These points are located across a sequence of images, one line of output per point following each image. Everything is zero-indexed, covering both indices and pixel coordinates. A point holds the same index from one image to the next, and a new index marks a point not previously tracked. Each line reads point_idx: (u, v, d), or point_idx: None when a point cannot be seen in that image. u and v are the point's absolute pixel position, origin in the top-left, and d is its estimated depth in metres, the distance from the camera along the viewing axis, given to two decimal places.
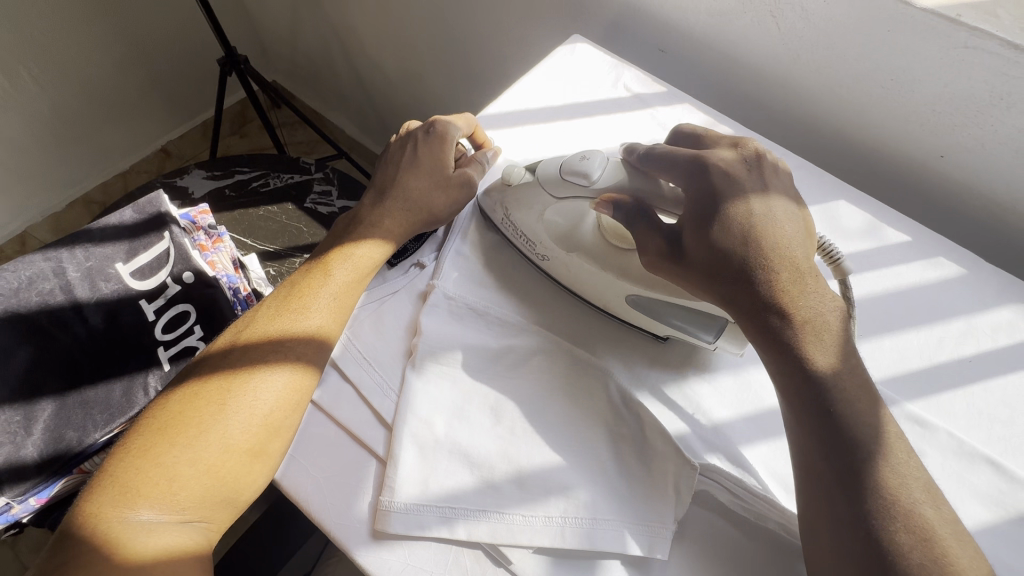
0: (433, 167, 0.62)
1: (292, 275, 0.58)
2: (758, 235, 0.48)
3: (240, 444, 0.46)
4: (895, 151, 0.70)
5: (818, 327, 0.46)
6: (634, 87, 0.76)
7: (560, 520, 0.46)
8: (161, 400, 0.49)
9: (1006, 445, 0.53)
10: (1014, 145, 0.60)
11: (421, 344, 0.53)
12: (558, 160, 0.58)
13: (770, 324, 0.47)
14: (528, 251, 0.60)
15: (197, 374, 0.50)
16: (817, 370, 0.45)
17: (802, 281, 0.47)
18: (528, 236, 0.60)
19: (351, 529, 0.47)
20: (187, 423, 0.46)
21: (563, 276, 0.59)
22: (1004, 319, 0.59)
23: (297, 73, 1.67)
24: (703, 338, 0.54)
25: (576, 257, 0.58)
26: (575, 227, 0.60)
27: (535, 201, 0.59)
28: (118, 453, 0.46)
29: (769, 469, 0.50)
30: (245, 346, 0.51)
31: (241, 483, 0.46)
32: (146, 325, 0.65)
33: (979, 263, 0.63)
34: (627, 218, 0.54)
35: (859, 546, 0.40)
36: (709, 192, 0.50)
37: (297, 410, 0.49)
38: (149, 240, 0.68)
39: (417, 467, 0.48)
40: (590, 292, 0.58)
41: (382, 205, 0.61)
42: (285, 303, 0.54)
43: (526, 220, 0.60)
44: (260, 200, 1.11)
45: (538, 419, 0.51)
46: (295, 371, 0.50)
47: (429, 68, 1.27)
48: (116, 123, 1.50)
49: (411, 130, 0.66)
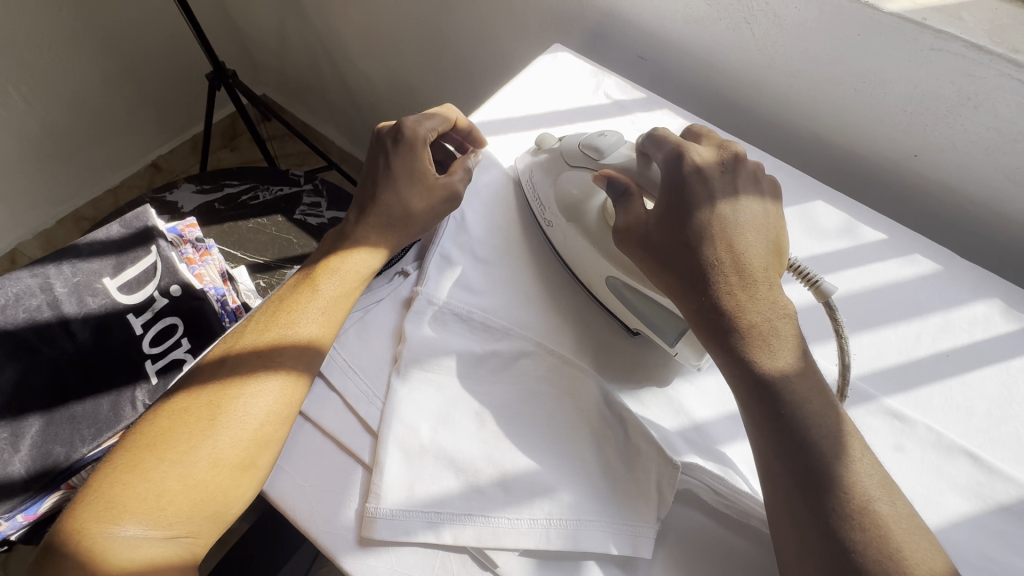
0: (410, 171, 0.62)
1: (281, 289, 0.58)
2: (710, 241, 0.50)
3: (230, 458, 0.47)
4: (871, 151, 0.71)
5: (766, 332, 0.47)
6: (615, 94, 0.77)
7: (544, 521, 0.46)
8: (149, 415, 0.50)
9: (984, 437, 0.54)
10: (983, 143, 0.62)
11: (407, 350, 0.54)
12: (579, 137, 0.62)
13: (717, 323, 0.48)
14: (539, 215, 0.64)
15: (186, 390, 0.50)
16: (763, 371, 0.46)
17: (751, 286, 0.48)
18: (541, 200, 0.64)
19: (338, 537, 0.47)
20: (176, 439, 0.47)
21: (561, 244, 0.62)
22: (979, 314, 0.61)
23: (286, 86, 1.68)
24: (665, 337, 0.54)
25: (573, 229, 0.60)
26: (583, 200, 0.61)
27: (553, 169, 0.64)
28: (106, 468, 0.46)
29: (752, 467, 0.50)
30: (234, 360, 0.51)
31: (230, 497, 0.46)
32: (134, 339, 0.65)
33: (954, 259, 0.64)
34: (617, 194, 0.56)
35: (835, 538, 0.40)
36: (670, 190, 0.53)
37: (286, 424, 0.50)
38: (136, 254, 0.69)
39: (403, 474, 0.48)
40: (579, 265, 0.60)
41: (365, 215, 0.62)
42: (273, 318, 0.54)
43: (542, 186, 0.64)
44: (249, 213, 1.12)
45: (523, 422, 0.51)
46: (287, 382, 0.50)
47: (417, 79, 1.28)
48: (107, 140, 1.50)
49: (381, 134, 0.65)
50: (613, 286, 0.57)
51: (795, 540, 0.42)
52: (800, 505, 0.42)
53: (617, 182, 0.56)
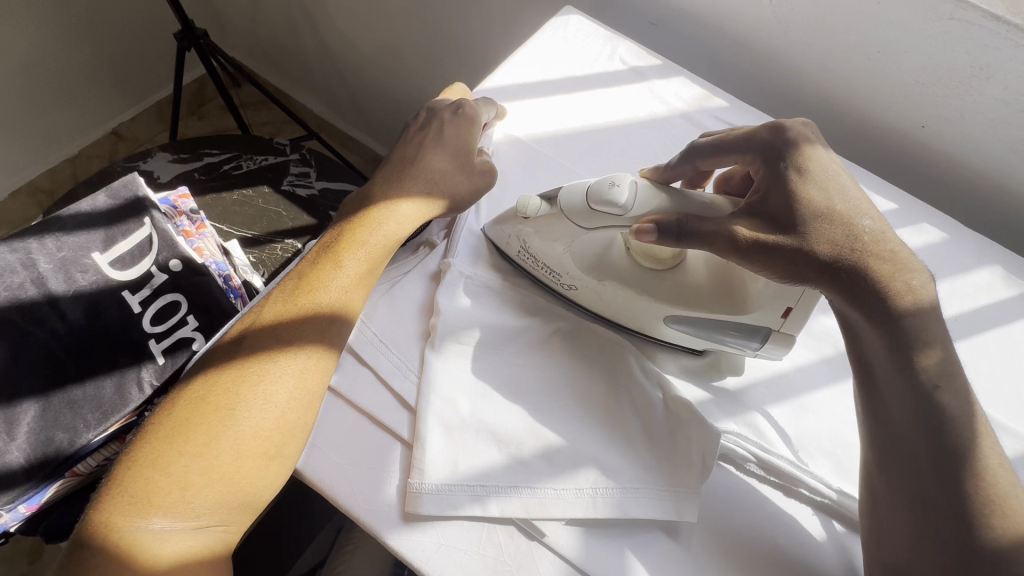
0: (458, 148, 0.61)
1: (300, 262, 0.54)
2: (843, 217, 0.47)
3: (253, 447, 0.44)
4: (880, 122, 0.72)
5: (924, 303, 0.44)
6: (630, 60, 0.75)
7: (591, 490, 0.46)
8: (168, 401, 0.46)
9: (990, 396, 0.57)
10: (990, 114, 0.63)
11: (441, 324, 0.52)
12: (583, 187, 0.51)
13: (863, 301, 0.45)
14: (552, 282, 0.57)
15: (205, 373, 0.47)
16: (912, 345, 0.43)
17: (897, 257, 0.46)
18: (553, 268, 0.56)
19: (381, 514, 0.46)
20: (198, 429, 0.44)
21: (595, 305, 0.56)
22: (983, 280, 0.63)
23: (259, 49, 1.58)
24: (748, 345, 0.52)
25: (609, 286, 0.55)
26: (603, 254, 0.56)
27: (559, 233, 0.54)
28: (125, 458, 0.44)
29: (782, 430, 0.52)
30: (255, 342, 0.48)
31: (258, 487, 0.44)
32: (133, 317, 0.61)
33: (959, 227, 0.67)
34: (677, 236, 0.48)
35: None
36: (778, 162, 0.50)
37: (309, 412, 0.47)
38: (127, 227, 0.64)
39: (445, 448, 0.47)
40: (627, 317, 0.55)
41: (398, 184, 0.58)
42: (293, 296, 0.50)
43: (549, 253, 0.55)
44: (234, 184, 1.06)
45: (562, 393, 0.51)
46: (309, 368, 0.47)
47: (407, 43, 1.22)
48: (63, 104, 1.38)
49: (435, 107, 0.64)
50: (682, 321, 0.53)
51: None
52: None
53: (667, 225, 0.48)
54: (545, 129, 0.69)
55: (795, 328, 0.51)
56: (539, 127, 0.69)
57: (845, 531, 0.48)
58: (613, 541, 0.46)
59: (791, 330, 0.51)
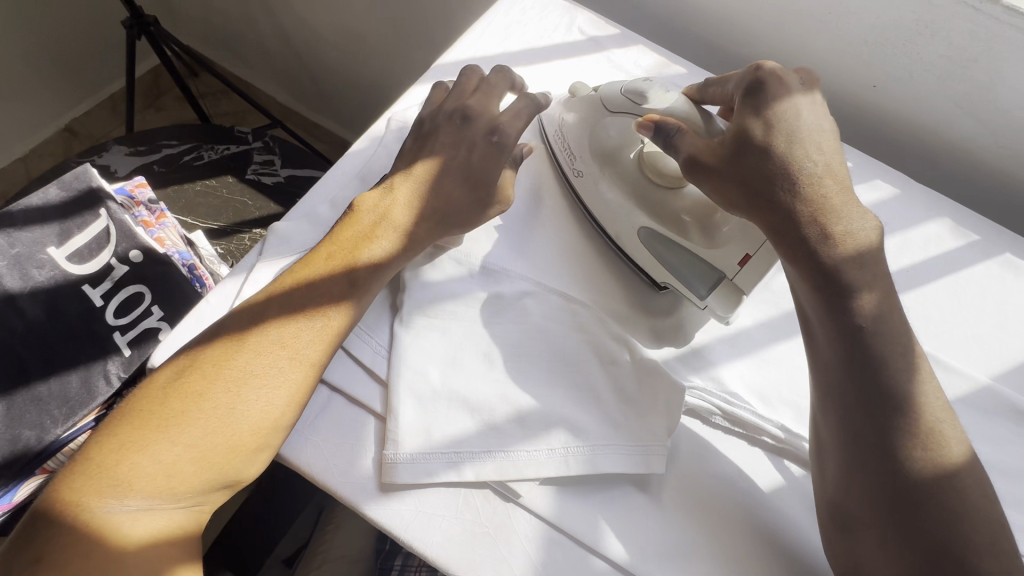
0: (478, 173, 0.55)
1: (309, 253, 0.52)
2: (789, 152, 0.46)
3: (246, 442, 0.44)
4: (833, 84, 0.74)
5: (854, 242, 0.44)
6: (588, 30, 0.75)
7: (562, 450, 0.48)
8: (158, 382, 0.45)
9: (940, 341, 0.60)
10: (935, 71, 0.65)
11: (407, 299, 0.52)
12: (621, 85, 0.58)
13: (803, 236, 0.44)
14: (567, 164, 0.61)
15: (201, 364, 0.46)
16: (846, 283, 0.43)
17: (843, 195, 0.46)
18: (571, 151, 0.61)
19: (358, 486, 0.47)
20: (193, 422, 0.43)
21: (589, 199, 0.59)
22: (933, 232, 0.66)
23: (215, 36, 1.53)
24: (696, 288, 0.53)
25: (608, 179, 0.58)
26: (621, 148, 0.58)
27: (590, 116, 0.60)
28: (105, 436, 0.43)
29: (744, 383, 0.54)
30: (256, 341, 0.46)
31: (241, 475, 0.45)
32: (95, 311, 0.60)
33: (909, 182, 0.69)
34: (666, 138, 0.51)
35: (876, 461, 0.41)
36: (749, 100, 0.49)
37: (300, 410, 0.47)
38: (83, 220, 0.62)
39: (418, 418, 0.48)
40: (608, 220, 0.58)
41: (411, 172, 0.55)
42: (296, 295, 0.49)
43: (575, 133, 0.60)
44: (196, 175, 1.03)
45: (533, 358, 0.51)
46: (306, 373, 0.47)
47: (367, 23, 1.19)
48: (9, 102, 1.33)
49: (477, 116, 0.57)
50: (643, 237, 0.56)
51: (843, 464, 0.43)
52: (851, 425, 0.42)
53: (667, 126, 0.51)
54: None
55: (746, 283, 0.51)
56: None
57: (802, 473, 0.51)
58: (585, 496, 0.48)
59: (742, 285, 0.52)
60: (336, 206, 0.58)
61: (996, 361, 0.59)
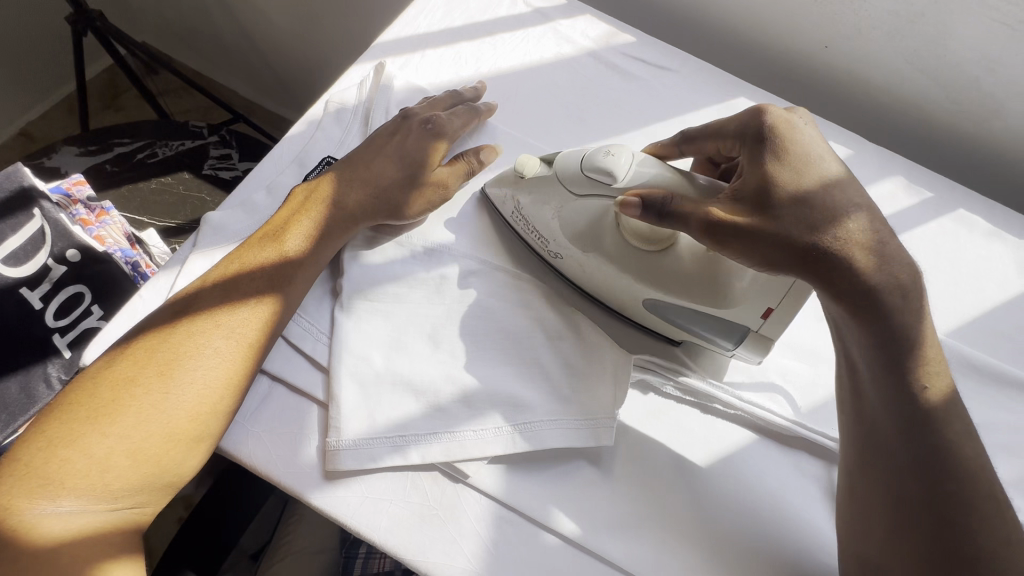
0: (414, 160, 0.55)
1: (245, 241, 0.51)
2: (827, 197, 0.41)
3: (182, 429, 0.43)
4: (785, 46, 0.73)
5: (904, 290, 0.39)
6: (534, 1, 0.73)
7: (510, 428, 0.47)
8: (88, 376, 0.44)
9: None
10: (884, 26, 0.64)
11: (346, 284, 0.51)
12: (578, 155, 0.49)
13: (846, 288, 0.39)
14: (540, 248, 0.54)
15: (133, 352, 0.44)
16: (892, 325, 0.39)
17: (879, 236, 0.40)
18: (540, 234, 0.53)
19: (303, 475, 0.46)
20: (124, 411, 0.42)
21: (579, 277, 0.53)
22: (885, 191, 0.65)
23: (169, 30, 1.49)
24: (721, 343, 0.49)
25: (593, 259, 0.51)
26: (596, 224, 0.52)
27: (550, 197, 0.52)
28: (33, 438, 0.41)
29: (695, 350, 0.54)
30: (188, 326, 0.45)
31: (180, 467, 0.43)
32: (33, 314, 0.59)
33: (862, 142, 0.68)
34: (657, 215, 0.43)
35: (904, 495, 0.38)
36: (756, 145, 0.44)
37: (241, 394, 0.46)
38: (16, 221, 0.58)
39: (361, 405, 0.47)
40: (608, 292, 0.53)
41: (348, 163, 0.55)
42: (233, 280, 0.48)
43: (538, 218, 0.53)
44: (150, 173, 1.00)
45: (478, 337, 0.51)
46: (244, 352, 0.46)
47: (320, 9, 1.16)
48: None
49: (409, 114, 0.58)
50: (653, 307, 0.50)
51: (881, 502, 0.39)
52: (887, 458, 0.39)
53: (656, 201, 0.43)
54: (450, 79, 0.67)
55: (774, 333, 0.46)
56: (443, 77, 0.67)
57: (752, 437, 0.50)
58: (535, 472, 0.48)
59: (770, 334, 0.46)
60: (273, 194, 0.57)
61: (952, 317, 0.59)
